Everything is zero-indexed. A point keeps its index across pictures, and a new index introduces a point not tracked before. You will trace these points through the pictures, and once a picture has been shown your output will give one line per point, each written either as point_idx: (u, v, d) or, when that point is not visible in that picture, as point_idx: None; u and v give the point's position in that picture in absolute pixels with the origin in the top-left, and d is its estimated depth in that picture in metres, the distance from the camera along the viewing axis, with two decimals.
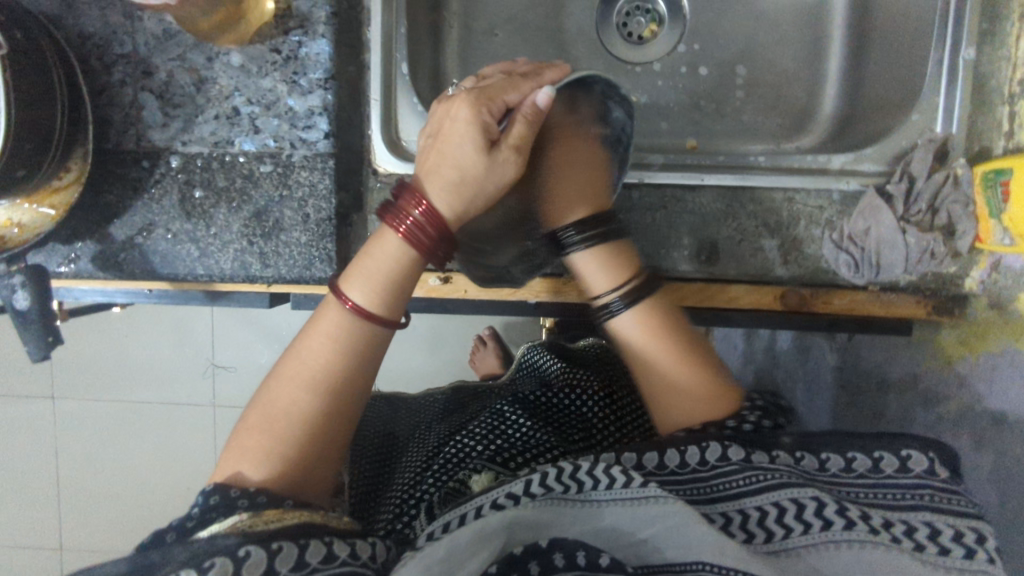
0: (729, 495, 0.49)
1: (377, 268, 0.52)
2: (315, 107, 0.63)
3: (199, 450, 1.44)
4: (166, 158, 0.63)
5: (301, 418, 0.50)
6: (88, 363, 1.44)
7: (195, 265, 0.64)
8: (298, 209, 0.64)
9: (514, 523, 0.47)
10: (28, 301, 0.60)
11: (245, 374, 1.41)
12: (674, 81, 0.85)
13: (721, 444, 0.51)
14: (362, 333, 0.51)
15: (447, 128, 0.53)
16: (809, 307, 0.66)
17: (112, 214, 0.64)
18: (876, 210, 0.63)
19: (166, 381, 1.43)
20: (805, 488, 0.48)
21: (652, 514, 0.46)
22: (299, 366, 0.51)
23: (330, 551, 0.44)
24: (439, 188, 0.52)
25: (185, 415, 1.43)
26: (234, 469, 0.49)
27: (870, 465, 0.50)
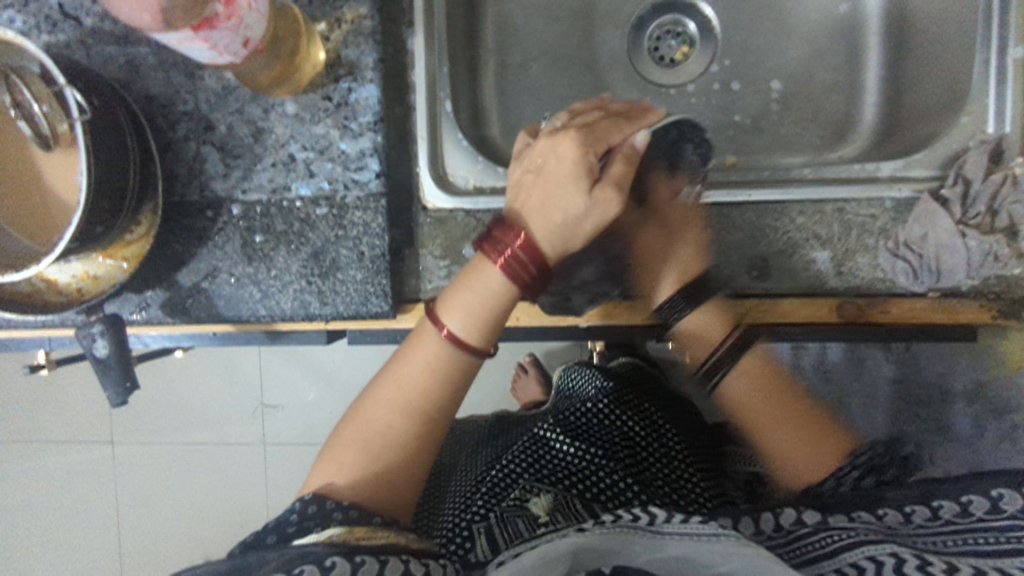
0: (802, 559, 0.48)
1: (477, 301, 0.56)
2: (366, 149, 0.66)
3: (254, 489, 1.46)
4: (228, 207, 0.67)
5: (394, 438, 0.56)
6: (147, 408, 1.49)
7: (257, 306, 0.67)
8: (353, 248, 0.66)
9: (580, 551, 0.48)
10: (106, 348, 0.61)
11: (295, 411, 1.44)
12: (709, 101, 0.85)
13: (797, 511, 0.53)
14: (448, 363, 0.57)
15: (552, 167, 0.58)
16: (867, 317, 0.65)
17: (180, 261, 0.67)
18: (932, 215, 0.62)
19: (221, 420, 1.46)
20: (884, 545, 0.47)
21: (729, 550, 0.46)
22: (393, 391, 0.57)
23: (406, 568, 0.46)
24: (545, 225, 0.57)
25: (239, 454, 1.46)
26: (328, 479, 0.55)
27: (930, 517, 0.50)
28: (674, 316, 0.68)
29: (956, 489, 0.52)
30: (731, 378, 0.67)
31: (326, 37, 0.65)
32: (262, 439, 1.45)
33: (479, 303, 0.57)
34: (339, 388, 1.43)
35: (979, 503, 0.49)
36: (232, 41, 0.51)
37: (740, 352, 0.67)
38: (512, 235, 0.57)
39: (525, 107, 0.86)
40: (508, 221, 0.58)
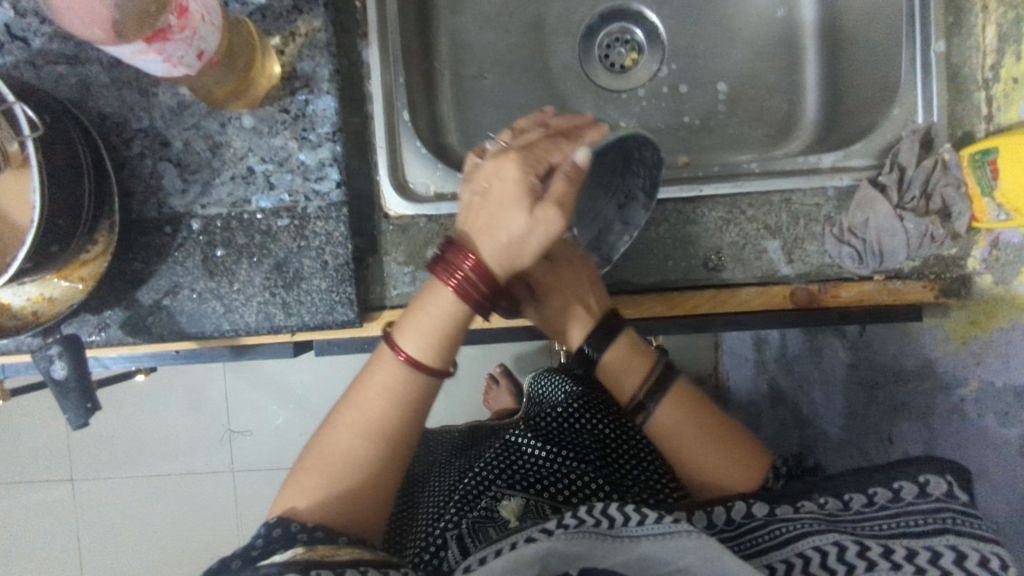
0: (755, 553, 0.51)
1: (429, 324, 0.56)
2: (326, 159, 0.66)
3: (223, 518, 1.43)
4: (187, 222, 0.66)
5: (358, 460, 0.55)
6: (108, 442, 1.44)
7: (221, 320, 0.67)
8: (317, 258, 0.66)
9: (550, 557, 0.48)
10: (65, 369, 0.59)
11: (264, 437, 1.42)
12: (659, 104, 0.89)
13: (747, 503, 0.54)
14: (411, 385, 0.56)
15: (496, 188, 0.52)
16: (819, 301, 0.68)
17: (139, 279, 0.66)
18: (871, 202, 0.65)
19: (187, 449, 1.43)
20: (828, 534, 0.50)
21: (686, 545, 0.48)
22: (358, 414, 0.56)
23: None
24: (494, 248, 0.53)
25: (207, 482, 1.43)
26: (292, 503, 0.54)
27: (865, 503, 0.54)
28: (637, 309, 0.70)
29: (885, 475, 0.56)
30: (661, 408, 0.63)
31: (281, 50, 0.66)
32: (230, 466, 1.42)
33: (434, 323, 0.56)
34: (308, 410, 1.41)
35: (910, 488, 0.53)
36: (187, 53, 0.52)
37: (666, 387, 0.63)
38: (462, 256, 0.54)
39: (481, 116, 0.88)
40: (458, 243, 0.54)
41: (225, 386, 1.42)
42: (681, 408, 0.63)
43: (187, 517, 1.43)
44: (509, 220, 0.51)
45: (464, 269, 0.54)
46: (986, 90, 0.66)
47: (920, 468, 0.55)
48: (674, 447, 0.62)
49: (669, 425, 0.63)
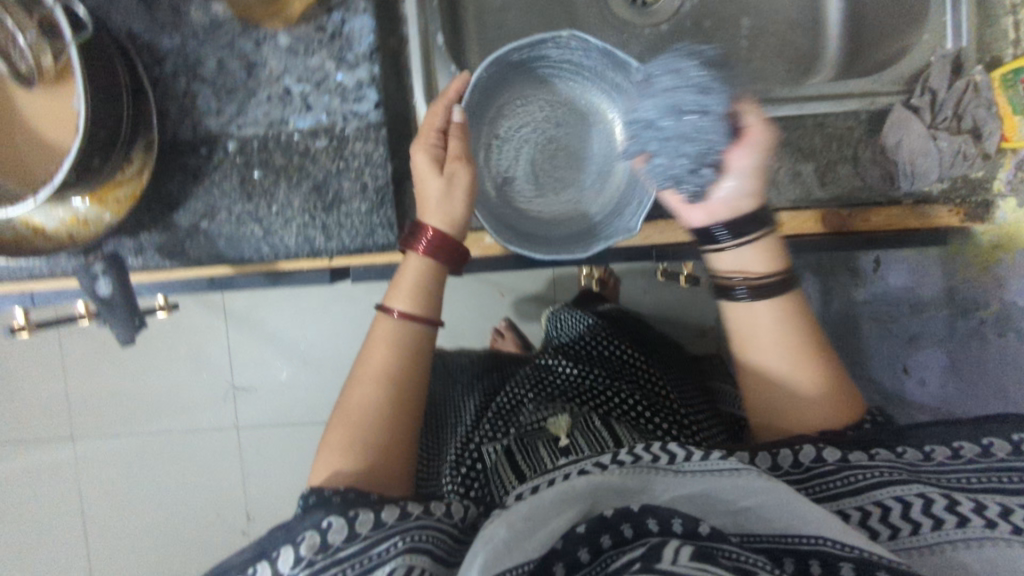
0: (824, 497, 0.53)
1: (415, 282, 0.59)
2: (364, 80, 0.65)
3: (230, 474, 1.40)
4: (223, 144, 0.65)
5: (377, 411, 0.56)
6: (104, 400, 1.39)
7: (260, 243, 0.67)
8: (356, 180, 0.66)
9: (601, 489, 0.51)
10: (110, 288, 0.59)
11: (269, 392, 1.37)
12: (683, 39, 0.88)
13: (816, 446, 0.54)
14: (410, 335, 0.59)
15: (414, 174, 0.60)
16: (850, 225, 0.70)
17: (176, 201, 0.65)
18: (905, 122, 0.67)
19: (191, 404, 1.38)
20: (910, 485, 0.51)
21: (754, 485, 0.49)
22: (366, 366, 0.58)
23: (404, 510, 0.51)
24: (435, 214, 0.58)
25: (213, 437, 1.39)
26: (328, 469, 0.54)
27: (950, 455, 0.54)
28: (672, 233, 0.71)
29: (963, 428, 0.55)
30: (761, 306, 0.59)
31: None
32: (235, 422, 1.38)
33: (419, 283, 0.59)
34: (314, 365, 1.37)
35: (1000, 446, 0.53)
36: None
37: (779, 286, 0.59)
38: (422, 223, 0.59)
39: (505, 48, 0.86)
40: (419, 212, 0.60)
41: (228, 341, 1.36)
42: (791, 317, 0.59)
43: (191, 474, 1.40)
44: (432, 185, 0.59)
45: (422, 239, 0.58)
46: (1015, 15, 0.68)
47: (1015, 427, 0.54)
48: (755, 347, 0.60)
49: (767, 345, 0.60)
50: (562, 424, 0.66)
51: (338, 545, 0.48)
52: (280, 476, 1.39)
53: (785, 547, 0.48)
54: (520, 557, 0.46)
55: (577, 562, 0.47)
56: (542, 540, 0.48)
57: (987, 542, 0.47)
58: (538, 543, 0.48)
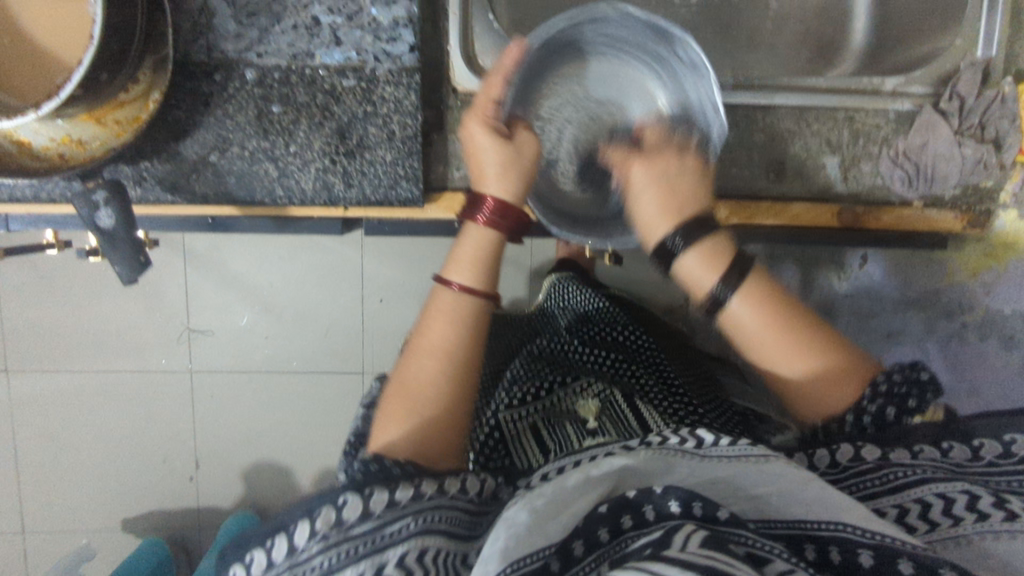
0: (861, 496, 0.51)
1: (470, 251, 0.58)
2: (401, 19, 0.60)
3: (176, 424, 1.25)
4: (240, 71, 0.60)
5: (433, 385, 0.55)
6: (27, 337, 1.18)
7: (274, 185, 0.62)
8: (383, 126, 0.62)
9: (625, 472, 0.48)
10: (113, 219, 0.54)
11: (226, 339, 1.21)
12: (711, 13, 0.85)
13: (854, 445, 0.52)
14: (469, 303, 0.57)
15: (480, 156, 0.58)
16: (862, 223, 0.71)
17: (182, 129, 0.60)
18: (932, 127, 0.68)
19: (136, 345, 1.21)
20: (954, 482, 0.49)
21: (777, 470, 0.47)
22: (430, 340, 0.56)
23: (419, 490, 0.47)
24: (496, 182, 0.58)
25: (160, 382, 1.22)
26: (381, 437, 0.54)
27: (970, 457, 0.52)
28: None
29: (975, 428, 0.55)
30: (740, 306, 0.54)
31: None
32: (186, 367, 1.22)
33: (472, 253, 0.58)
34: (275, 314, 1.21)
35: (994, 448, 0.52)
36: None
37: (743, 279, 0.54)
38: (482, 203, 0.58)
39: None
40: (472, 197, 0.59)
41: (185, 282, 1.18)
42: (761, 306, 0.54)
43: (127, 424, 1.24)
44: (490, 153, 0.58)
45: (484, 208, 0.58)
46: None
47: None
48: (757, 342, 0.55)
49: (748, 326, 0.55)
50: (592, 407, 0.69)
51: (352, 522, 0.44)
52: (234, 430, 1.26)
53: (805, 533, 0.45)
54: (541, 540, 0.44)
55: (596, 541, 0.44)
56: (561, 524, 0.45)
57: (1009, 535, 0.45)
58: (559, 526, 0.45)
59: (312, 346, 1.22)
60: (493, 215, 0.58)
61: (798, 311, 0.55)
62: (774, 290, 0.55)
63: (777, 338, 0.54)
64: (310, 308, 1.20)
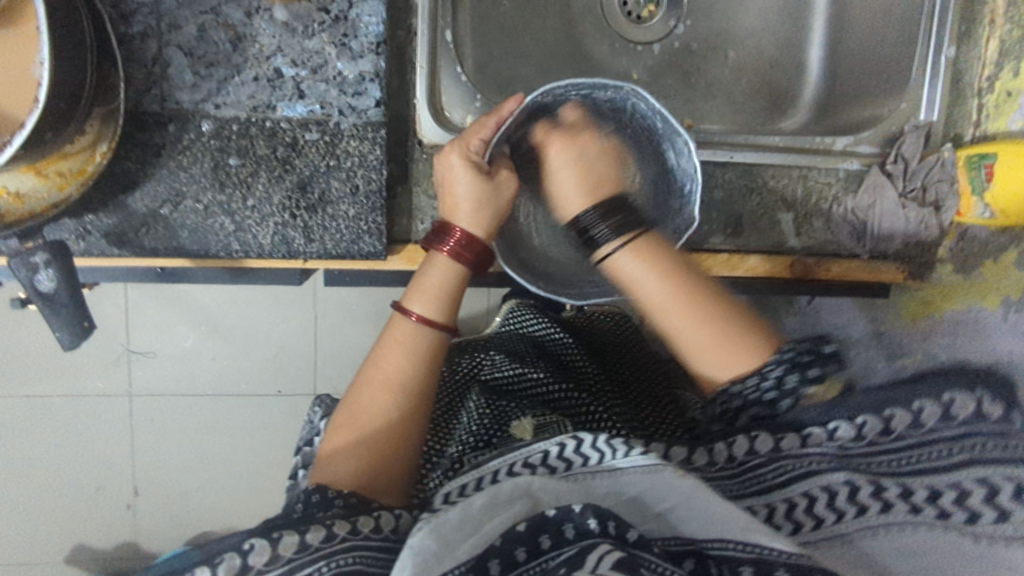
0: (766, 487, 0.50)
1: (429, 283, 0.58)
2: (367, 73, 0.59)
3: (119, 449, 1.17)
4: (196, 123, 0.57)
5: (383, 416, 0.56)
6: None
7: (230, 240, 0.60)
8: (346, 181, 0.60)
9: (537, 490, 0.46)
10: (53, 282, 0.52)
11: (170, 362, 1.15)
12: (673, 61, 0.84)
13: (748, 439, 0.52)
14: (427, 339, 0.58)
15: (449, 184, 0.58)
16: (814, 274, 0.74)
17: (132, 182, 0.57)
18: (880, 187, 0.72)
19: (72, 369, 1.13)
20: (829, 474, 0.48)
21: (669, 483, 0.45)
22: (381, 373, 0.57)
23: (330, 531, 0.46)
24: (467, 216, 0.58)
25: (96, 410, 1.15)
26: (330, 470, 0.54)
27: (882, 430, 0.49)
28: None
29: (906, 391, 0.51)
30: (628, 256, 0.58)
31: None
32: (127, 392, 1.15)
33: (436, 285, 0.58)
34: (223, 339, 1.15)
35: (929, 412, 0.49)
36: None
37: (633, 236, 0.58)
38: (449, 233, 0.58)
39: (496, 43, 0.78)
40: (439, 224, 0.59)
41: (127, 304, 1.12)
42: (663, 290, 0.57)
43: (58, 454, 1.15)
44: (468, 188, 0.57)
45: (451, 240, 0.58)
46: (979, 98, 0.75)
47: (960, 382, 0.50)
48: (660, 305, 0.57)
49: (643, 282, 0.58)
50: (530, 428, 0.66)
51: (260, 568, 0.44)
52: (183, 456, 1.19)
53: (703, 551, 0.44)
54: (450, 562, 0.41)
55: (513, 562, 0.42)
56: (471, 547, 0.42)
57: (911, 527, 0.46)
58: (471, 545, 0.42)
59: (265, 366, 1.17)
60: (460, 246, 0.58)
61: (698, 281, 0.58)
62: (664, 249, 0.58)
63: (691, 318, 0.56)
64: (266, 328, 1.16)
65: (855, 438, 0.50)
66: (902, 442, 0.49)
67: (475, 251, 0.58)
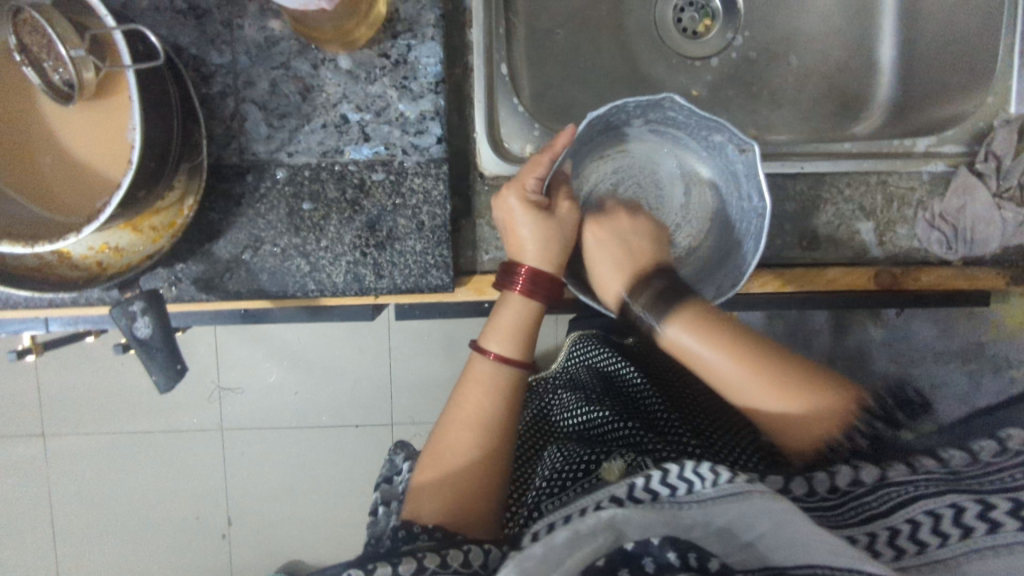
0: (862, 520, 0.46)
1: (506, 322, 0.59)
2: (428, 112, 0.61)
3: (216, 481, 1.23)
4: (271, 171, 0.61)
5: (466, 454, 0.56)
6: (65, 402, 1.19)
7: (306, 280, 0.62)
8: (413, 218, 0.62)
9: (621, 523, 0.45)
10: (150, 328, 0.55)
11: (256, 397, 1.21)
12: (733, 73, 0.82)
13: (852, 469, 0.50)
14: (506, 376, 0.58)
15: (510, 222, 0.59)
16: (901, 285, 0.69)
17: (216, 231, 0.61)
18: (971, 188, 0.68)
19: (170, 406, 1.21)
20: (944, 495, 0.45)
21: (761, 508, 0.44)
22: (460, 412, 0.57)
23: (421, 564, 0.47)
24: (534, 253, 0.58)
25: (192, 444, 1.22)
26: (414, 507, 0.54)
27: (967, 460, 0.48)
28: None
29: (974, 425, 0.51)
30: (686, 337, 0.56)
31: None
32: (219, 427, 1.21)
33: (514, 323, 0.59)
34: (304, 372, 1.20)
35: (992, 448, 0.48)
36: None
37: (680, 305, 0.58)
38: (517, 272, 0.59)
39: (551, 71, 0.79)
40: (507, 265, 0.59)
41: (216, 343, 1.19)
42: (698, 328, 0.56)
43: (161, 485, 1.23)
44: (530, 229, 0.58)
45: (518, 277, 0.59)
46: None
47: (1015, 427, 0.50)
48: (731, 386, 0.56)
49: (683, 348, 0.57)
50: (615, 469, 0.63)
51: None
52: (273, 488, 1.23)
53: None
54: None
55: None
56: None
57: (991, 552, 0.42)
58: None
59: (345, 398, 1.21)
60: (529, 283, 0.58)
61: (737, 327, 0.57)
62: (708, 322, 0.57)
63: (746, 383, 0.55)
64: (344, 360, 1.20)
65: (970, 463, 0.48)
66: (995, 467, 0.47)
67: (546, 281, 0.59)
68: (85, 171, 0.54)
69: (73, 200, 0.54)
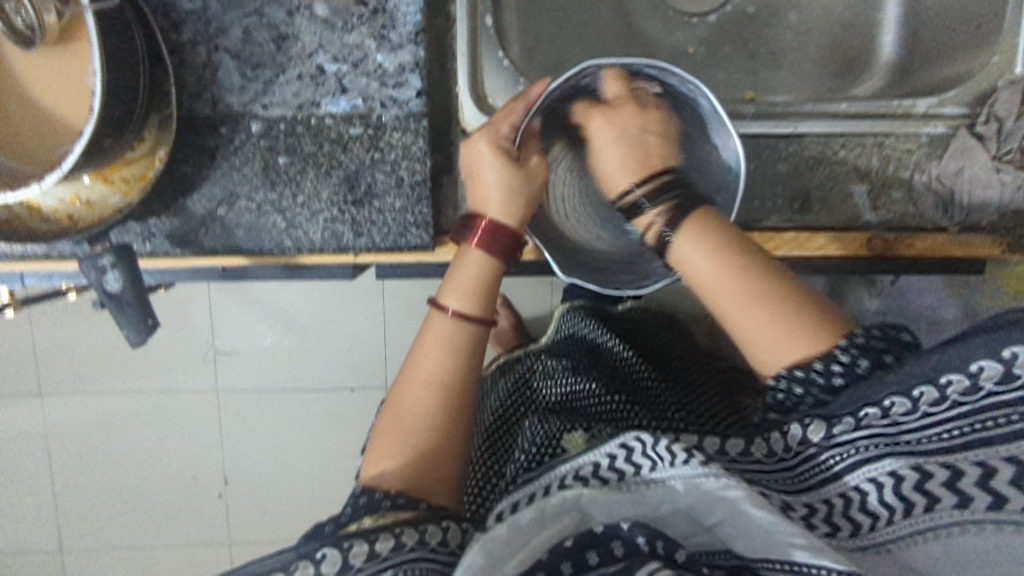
0: (812, 485, 0.46)
1: (467, 278, 0.56)
2: (407, 63, 0.59)
3: (209, 441, 1.24)
4: (246, 123, 0.59)
5: (425, 413, 0.53)
6: (56, 361, 1.19)
7: (283, 237, 0.61)
8: (391, 173, 0.60)
9: (587, 502, 0.45)
10: (120, 284, 0.55)
11: (246, 358, 1.20)
12: (730, 29, 0.79)
13: (800, 425, 0.48)
14: (463, 332, 0.55)
15: (472, 166, 0.58)
16: (894, 251, 0.68)
17: (190, 186, 0.59)
18: (969, 151, 0.66)
19: (161, 365, 1.20)
20: (885, 459, 0.43)
21: (720, 494, 0.43)
22: (417, 368, 0.54)
23: (399, 541, 0.47)
24: (495, 205, 0.57)
25: (183, 403, 1.22)
26: (374, 471, 0.52)
27: (933, 404, 0.43)
28: None
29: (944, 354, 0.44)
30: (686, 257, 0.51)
31: None
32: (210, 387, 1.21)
33: (476, 280, 0.56)
34: (295, 334, 1.19)
35: (959, 384, 0.43)
36: None
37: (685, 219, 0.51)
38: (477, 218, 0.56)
39: (542, 25, 0.76)
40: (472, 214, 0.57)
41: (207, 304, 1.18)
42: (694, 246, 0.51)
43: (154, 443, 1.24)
44: (495, 176, 0.57)
45: (478, 228, 0.56)
46: None
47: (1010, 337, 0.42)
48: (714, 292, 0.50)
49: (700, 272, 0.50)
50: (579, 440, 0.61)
51: None
52: (266, 448, 1.24)
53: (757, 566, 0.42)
54: None
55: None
56: (518, 563, 0.43)
57: (973, 527, 0.39)
58: (519, 562, 0.43)
59: (337, 360, 1.21)
60: (488, 235, 0.56)
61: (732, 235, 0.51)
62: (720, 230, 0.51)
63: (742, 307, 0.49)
64: (335, 322, 1.19)
65: (909, 410, 0.44)
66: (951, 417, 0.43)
67: (503, 233, 0.56)
68: (48, 120, 0.52)
69: (39, 149, 0.52)
